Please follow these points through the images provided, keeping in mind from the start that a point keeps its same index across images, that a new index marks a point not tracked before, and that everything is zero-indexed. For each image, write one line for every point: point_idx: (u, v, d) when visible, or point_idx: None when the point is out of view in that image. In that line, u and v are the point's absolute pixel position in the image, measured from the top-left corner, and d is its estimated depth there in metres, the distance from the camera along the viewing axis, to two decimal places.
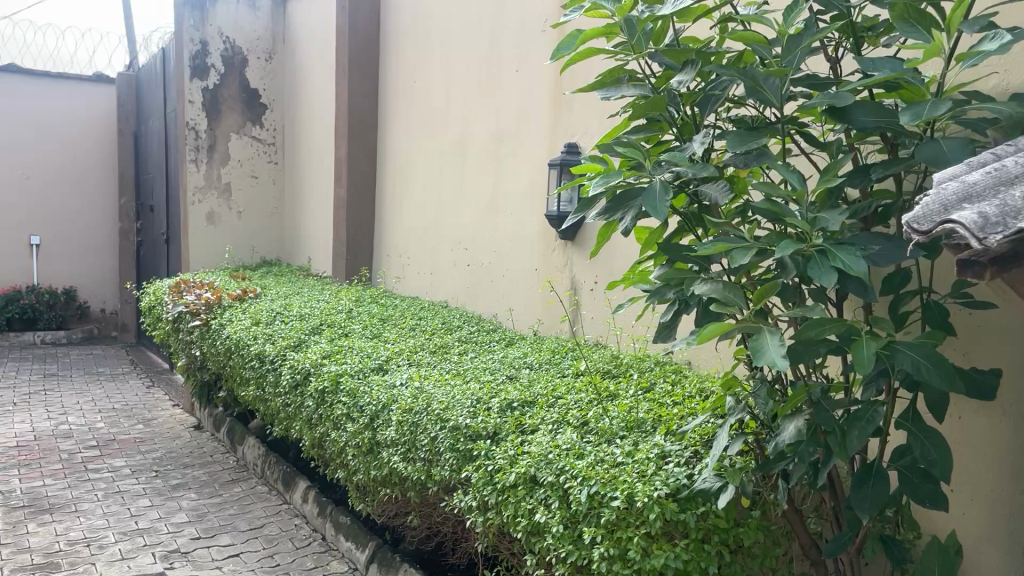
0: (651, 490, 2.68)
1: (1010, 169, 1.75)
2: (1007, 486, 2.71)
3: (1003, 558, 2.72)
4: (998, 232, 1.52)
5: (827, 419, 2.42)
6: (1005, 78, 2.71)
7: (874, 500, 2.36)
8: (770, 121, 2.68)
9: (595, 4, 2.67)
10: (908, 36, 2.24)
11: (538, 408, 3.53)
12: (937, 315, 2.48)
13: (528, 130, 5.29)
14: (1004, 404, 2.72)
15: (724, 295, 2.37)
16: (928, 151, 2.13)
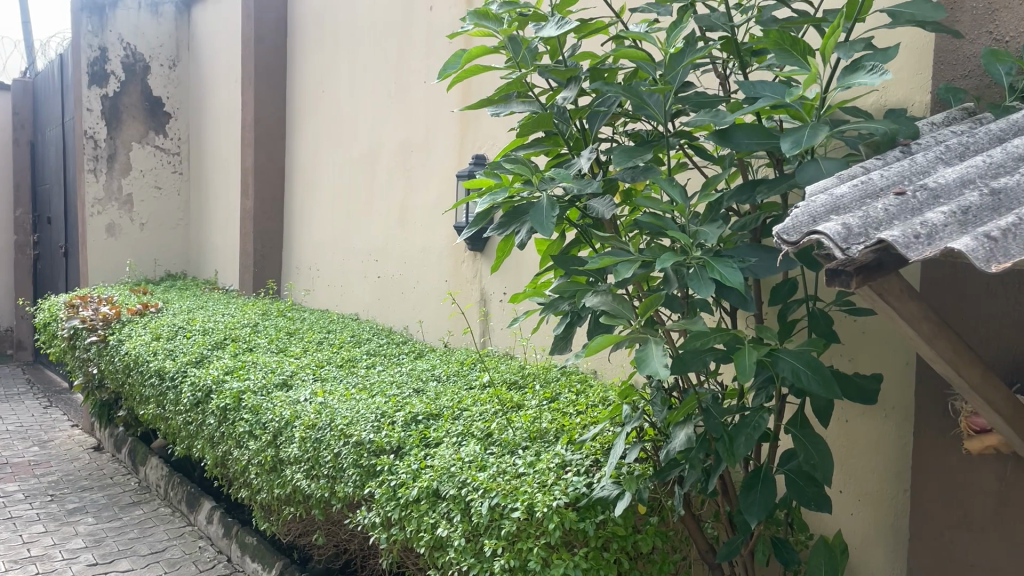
0: (551, 500, 2.69)
1: (876, 183, 1.83)
2: (890, 486, 2.83)
3: (887, 557, 2.84)
4: (859, 243, 1.59)
5: (717, 425, 2.48)
6: (882, 95, 2.84)
7: (762, 504, 2.43)
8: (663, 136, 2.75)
9: (477, 24, 2.71)
10: (786, 63, 2.28)
11: (443, 421, 3.49)
12: (822, 324, 2.57)
13: (436, 141, 5.27)
14: (886, 408, 2.84)
15: (611, 307, 2.43)
16: (810, 174, 2.19)
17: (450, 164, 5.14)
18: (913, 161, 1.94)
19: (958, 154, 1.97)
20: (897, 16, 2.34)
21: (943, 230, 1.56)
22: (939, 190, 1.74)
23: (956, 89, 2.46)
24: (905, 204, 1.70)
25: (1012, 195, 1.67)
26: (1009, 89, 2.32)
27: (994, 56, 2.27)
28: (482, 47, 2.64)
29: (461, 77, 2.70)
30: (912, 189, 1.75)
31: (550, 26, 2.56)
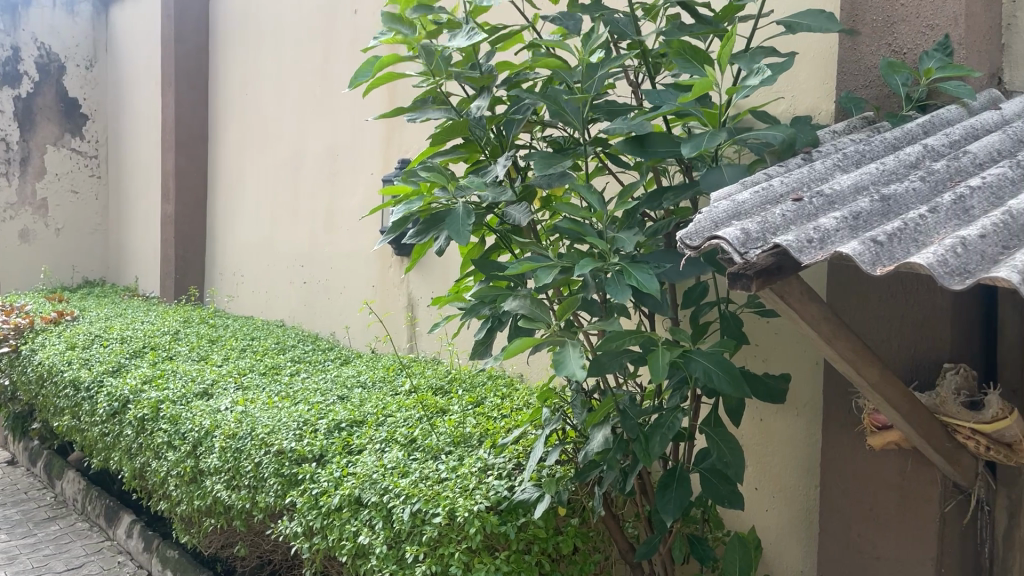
0: (472, 504, 2.69)
1: (776, 190, 1.89)
2: (802, 482, 2.93)
3: (801, 550, 2.94)
4: (757, 248, 1.64)
5: (632, 426, 2.52)
6: (792, 103, 2.94)
7: (677, 503, 2.48)
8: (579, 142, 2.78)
9: (390, 30, 2.67)
10: (687, 71, 2.36)
11: (367, 428, 3.46)
12: (733, 326, 2.64)
13: (362, 145, 5.23)
14: (797, 407, 2.94)
15: (530, 310, 2.46)
16: (713, 179, 2.25)
17: (376, 168, 5.11)
18: (812, 168, 2.01)
19: (855, 161, 2.05)
20: (793, 28, 2.44)
21: (834, 235, 1.62)
22: (834, 196, 1.80)
23: (857, 98, 2.56)
24: (802, 209, 1.76)
25: (900, 201, 1.74)
26: (905, 98, 2.43)
27: (891, 68, 2.39)
28: (394, 57, 2.60)
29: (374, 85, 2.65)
30: (809, 195, 1.81)
31: (459, 37, 2.52)
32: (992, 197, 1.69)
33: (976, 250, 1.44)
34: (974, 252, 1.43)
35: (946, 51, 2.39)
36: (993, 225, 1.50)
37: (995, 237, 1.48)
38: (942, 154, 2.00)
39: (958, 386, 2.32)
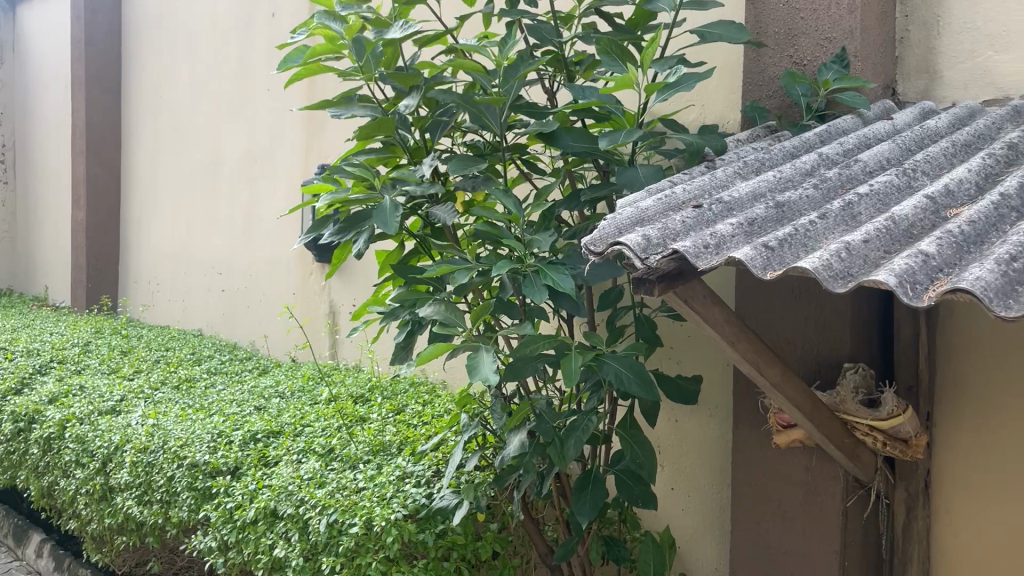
0: (389, 513, 2.67)
1: (678, 197, 1.94)
2: (716, 480, 3.01)
3: (715, 547, 3.02)
4: (657, 253, 1.68)
5: (547, 429, 2.52)
6: (702, 112, 3.02)
7: (592, 504, 2.50)
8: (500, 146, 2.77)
9: (322, 24, 2.57)
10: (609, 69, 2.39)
11: (284, 439, 3.40)
12: (647, 329, 2.69)
13: (281, 150, 5.14)
14: (710, 407, 3.02)
15: (444, 316, 2.41)
16: (628, 177, 2.29)
17: (295, 173, 5.03)
18: (714, 175, 2.06)
19: (755, 169, 2.12)
20: (705, 37, 2.49)
21: (730, 240, 1.67)
22: (733, 203, 1.86)
23: (760, 106, 2.63)
24: (702, 216, 1.81)
25: (794, 207, 1.80)
26: (805, 108, 2.51)
27: (791, 77, 2.49)
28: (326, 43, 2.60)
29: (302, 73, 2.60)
30: (708, 202, 1.86)
31: (398, 28, 2.49)
32: (878, 203, 1.77)
33: (859, 254, 1.50)
34: (857, 256, 1.49)
35: (843, 63, 2.47)
36: (876, 231, 1.57)
37: (878, 242, 1.54)
38: (836, 162, 2.08)
39: (857, 384, 2.41)
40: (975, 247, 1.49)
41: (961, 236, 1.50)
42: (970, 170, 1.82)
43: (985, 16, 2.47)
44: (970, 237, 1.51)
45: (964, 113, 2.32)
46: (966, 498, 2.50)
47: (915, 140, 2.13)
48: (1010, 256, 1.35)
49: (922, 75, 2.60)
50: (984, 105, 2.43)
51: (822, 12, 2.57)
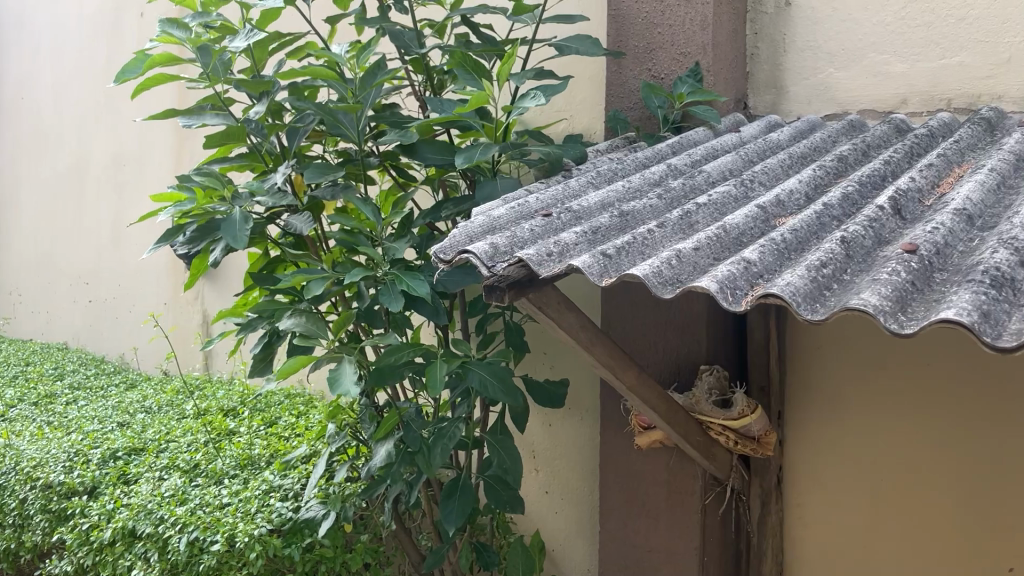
0: (253, 529, 2.59)
1: (530, 206, 1.97)
2: (587, 483, 3.08)
3: (587, 550, 3.09)
4: (503, 261, 1.69)
5: (415, 439, 2.45)
6: (570, 123, 3.07)
7: (460, 512, 2.46)
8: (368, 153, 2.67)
9: (164, 33, 2.50)
10: (463, 82, 2.31)
11: (146, 455, 3.27)
12: (517, 334, 2.71)
13: (150, 156, 4.95)
14: (582, 411, 3.09)
15: (306, 327, 2.33)
16: (487, 190, 2.30)
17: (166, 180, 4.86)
18: (567, 185, 2.11)
19: (607, 179, 2.18)
20: (563, 50, 2.48)
21: (573, 249, 1.71)
22: (581, 212, 1.91)
23: (621, 117, 2.70)
24: (549, 224, 1.85)
25: (638, 216, 1.87)
26: (662, 120, 2.59)
27: (649, 89, 2.55)
28: (167, 55, 2.41)
29: (144, 84, 2.45)
30: (558, 211, 1.90)
31: (240, 35, 2.45)
32: (715, 213, 1.85)
33: (689, 262, 1.57)
34: (686, 264, 1.56)
35: (696, 76, 2.57)
36: (707, 239, 1.64)
37: (708, 250, 1.61)
38: (683, 173, 2.16)
39: (711, 386, 2.50)
40: (795, 254, 1.57)
41: (783, 243, 1.59)
42: (800, 181, 1.92)
43: (826, 35, 2.61)
44: (791, 245, 1.59)
45: (805, 126, 2.45)
46: (815, 492, 2.64)
47: (757, 151, 2.23)
48: (820, 262, 1.43)
49: (770, 90, 2.74)
50: (824, 120, 2.58)
51: (677, 28, 2.65)
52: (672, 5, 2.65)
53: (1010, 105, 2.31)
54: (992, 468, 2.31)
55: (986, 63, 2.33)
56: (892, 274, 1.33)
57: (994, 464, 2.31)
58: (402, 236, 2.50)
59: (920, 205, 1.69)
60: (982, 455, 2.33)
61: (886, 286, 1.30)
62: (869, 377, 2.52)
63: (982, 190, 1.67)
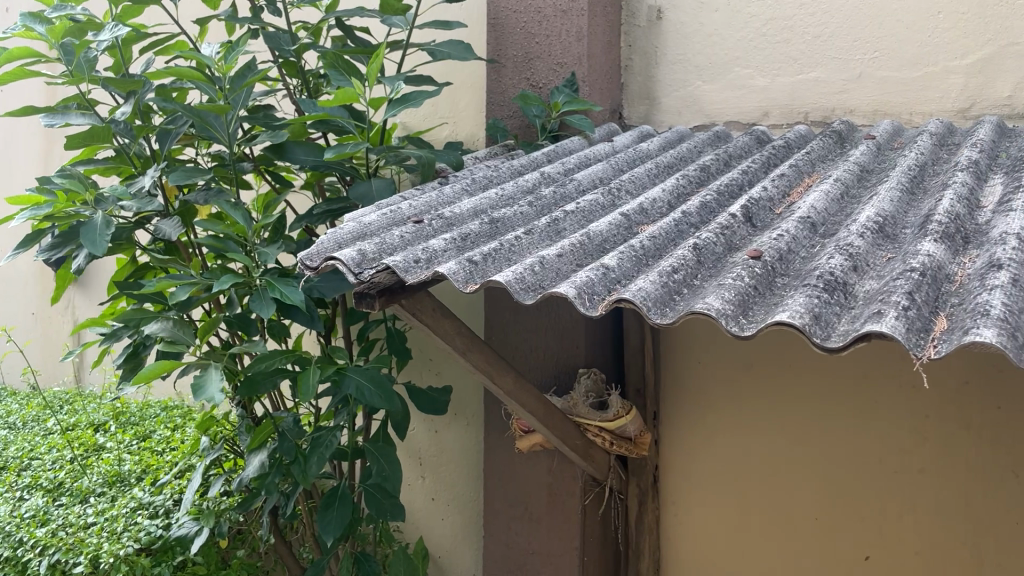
0: (119, 548, 2.50)
1: (402, 212, 1.97)
2: (473, 488, 3.10)
3: (473, 555, 3.10)
4: (372, 268, 1.68)
5: (289, 448, 2.35)
6: (452, 130, 3.08)
7: (338, 522, 2.41)
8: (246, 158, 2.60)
9: (24, 26, 2.38)
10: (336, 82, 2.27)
11: (6, 475, 3.09)
12: (397, 341, 2.68)
13: (15, 159, 4.69)
14: (467, 416, 3.10)
15: (172, 333, 2.26)
16: (360, 191, 2.26)
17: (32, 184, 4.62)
18: (441, 192, 2.11)
19: (482, 186, 2.20)
20: (434, 54, 2.47)
21: (441, 255, 1.71)
22: (453, 218, 1.92)
23: (500, 125, 2.73)
24: (420, 231, 1.85)
25: (507, 223, 1.90)
26: (540, 129, 2.62)
27: (524, 101, 2.56)
28: (25, 49, 2.29)
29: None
30: (429, 218, 1.90)
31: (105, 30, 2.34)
32: (582, 220, 1.89)
33: (552, 268, 1.61)
34: (549, 269, 1.60)
35: (573, 87, 2.61)
36: (570, 246, 1.69)
37: (571, 256, 1.66)
38: (555, 181, 2.21)
39: (588, 389, 2.55)
40: (652, 260, 1.63)
41: (641, 250, 1.64)
42: (664, 191, 1.99)
43: (695, 49, 2.71)
44: (649, 251, 1.65)
45: (674, 137, 2.54)
46: (688, 489, 2.73)
47: (626, 161, 2.30)
48: (672, 269, 1.49)
49: (643, 101, 2.82)
50: (693, 130, 2.69)
51: (554, 39, 2.68)
52: (550, 15, 2.69)
53: (859, 118, 2.47)
54: (847, 459, 2.46)
55: (838, 78, 2.48)
56: (737, 279, 1.40)
57: (849, 456, 2.46)
58: (274, 241, 2.45)
59: (770, 213, 1.78)
60: (839, 449, 2.47)
61: (729, 290, 1.36)
62: (737, 378, 2.62)
63: (826, 199, 1.77)
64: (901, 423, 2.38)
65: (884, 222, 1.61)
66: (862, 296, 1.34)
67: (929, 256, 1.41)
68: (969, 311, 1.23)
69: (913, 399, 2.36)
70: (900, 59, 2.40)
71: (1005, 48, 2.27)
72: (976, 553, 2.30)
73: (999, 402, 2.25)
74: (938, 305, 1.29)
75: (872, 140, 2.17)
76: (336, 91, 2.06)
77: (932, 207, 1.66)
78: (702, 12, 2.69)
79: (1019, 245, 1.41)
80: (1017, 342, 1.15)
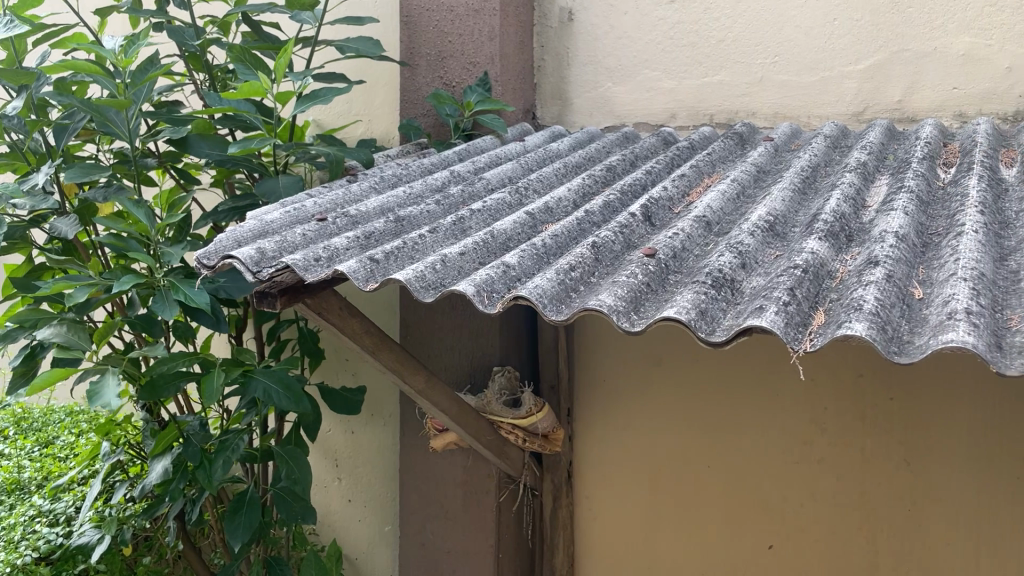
0: (15, 558, 2.42)
1: (306, 210, 1.94)
2: (389, 489, 3.08)
3: (390, 556, 3.08)
4: (270, 267, 1.66)
5: (194, 452, 2.30)
6: (367, 128, 3.05)
7: (246, 526, 2.36)
8: (153, 154, 2.55)
9: None
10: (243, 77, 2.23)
11: None
12: (309, 342, 2.66)
13: None
14: (382, 417, 3.08)
15: (66, 339, 2.19)
16: (268, 187, 2.23)
17: None
18: (348, 190, 2.10)
19: (390, 184, 2.20)
20: (342, 50, 2.45)
21: (343, 253, 1.70)
22: (358, 217, 1.91)
23: (415, 125, 2.70)
24: (323, 229, 1.83)
25: (413, 222, 1.90)
26: (453, 128, 2.63)
27: (438, 100, 2.55)
28: None
29: None
30: (334, 215, 1.89)
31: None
32: (487, 219, 1.91)
33: (453, 266, 1.62)
34: (451, 268, 1.61)
35: (485, 87, 2.61)
36: (473, 245, 1.69)
37: (473, 254, 1.67)
38: (464, 179, 2.21)
39: (502, 386, 2.56)
40: (553, 259, 1.65)
41: (542, 248, 1.66)
42: (569, 190, 2.02)
43: (605, 50, 2.75)
44: (550, 249, 1.68)
45: (584, 137, 2.58)
46: (601, 484, 2.77)
47: (536, 160, 2.33)
48: (569, 266, 1.52)
49: (556, 101, 2.85)
50: (603, 130, 2.73)
51: (466, 38, 2.69)
52: (462, 14, 2.69)
53: (761, 120, 2.55)
54: (752, 450, 2.53)
55: (741, 82, 2.56)
56: (630, 277, 1.44)
57: (755, 448, 2.53)
58: (177, 241, 2.37)
59: (669, 213, 1.82)
60: (745, 441, 2.54)
61: (622, 287, 1.40)
62: (648, 374, 2.66)
63: (722, 199, 1.83)
64: (802, 415, 2.46)
65: (774, 221, 1.67)
66: (748, 292, 1.39)
67: (812, 254, 1.47)
68: (844, 306, 1.29)
69: (813, 392, 2.45)
70: (799, 64, 2.49)
71: (895, 54, 2.38)
72: (872, 539, 2.40)
73: (892, 393, 2.35)
74: (818, 300, 1.34)
75: (771, 141, 2.24)
76: (242, 84, 2.03)
77: (820, 207, 1.73)
78: (611, 14, 2.73)
79: (896, 244, 1.48)
80: (886, 335, 1.20)
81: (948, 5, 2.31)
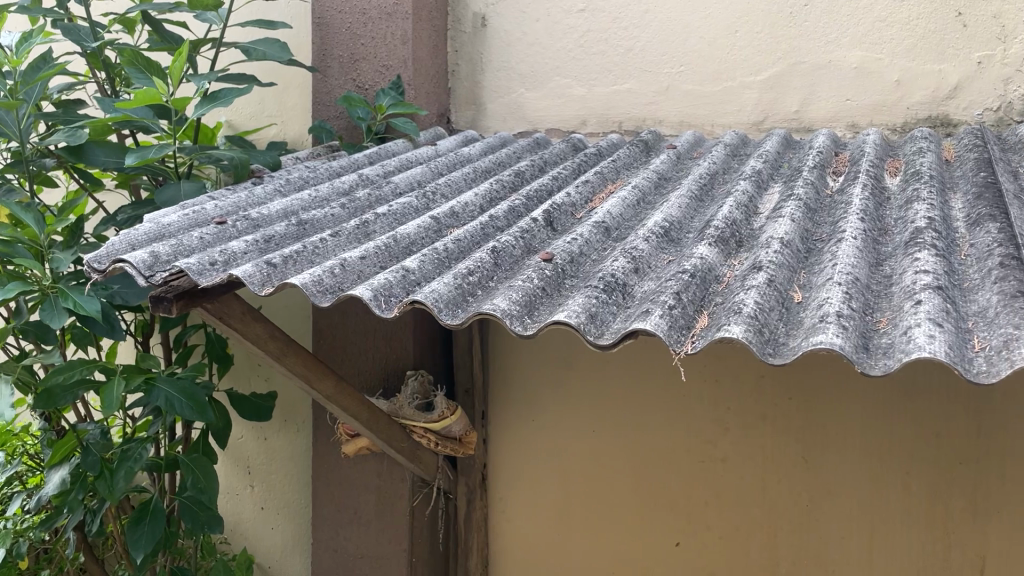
0: None
1: (207, 213, 1.91)
2: (303, 496, 3.05)
3: (304, 563, 3.05)
4: (164, 271, 1.64)
5: (93, 462, 2.23)
6: (280, 130, 3.01)
7: (150, 537, 2.30)
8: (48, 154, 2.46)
9: None
10: (135, 81, 2.19)
11: None
12: (216, 348, 2.61)
13: None
14: (296, 422, 3.04)
15: None
16: (169, 194, 2.19)
17: None
18: (252, 192, 2.08)
19: (297, 188, 2.18)
20: (247, 52, 2.42)
21: (240, 257, 1.68)
22: (260, 220, 1.89)
23: (326, 127, 2.67)
24: (223, 233, 1.81)
25: (316, 225, 1.89)
26: (367, 130, 2.60)
27: (350, 103, 2.52)
28: None
29: None
30: (234, 219, 1.86)
31: None
32: (392, 223, 1.91)
33: (352, 270, 1.61)
34: (350, 272, 1.60)
35: (399, 90, 2.60)
36: (374, 249, 1.70)
37: (374, 259, 1.67)
38: (373, 182, 2.21)
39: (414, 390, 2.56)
40: (454, 262, 1.67)
41: (444, 253, 1.68)
42: (476, 194, 2.04)
43: (518, 57, 2.78)
44: (452, 254, 1.69)
45: (496, 142, 2.61)
46: (514, 486, 2.79)
47: (446, 164, 2.34)
48: (467, 271, 1.53)
49: (469, 107, 2.86)
50: (516, 136, 2.75)
51: (379, 41, 2.68)
52: (374, 18, 2.68)
53: (667, 128, 2.61)
54: (660, 450, 2.59)
55: (649, 90, 2.62)
56: (525, 281, 1.46)
57: (662, 448, 2.59)
58: (71, 245, 2.30)
59: (570, 218, 1.86)
60: (653, 441, 2.60)
61: (516, 291, 1.42)
62: (559, 376, 2.70)
63: (622, 206, 1.87)
64: (707, 415, 2.53)
65: (669, 227, 1.72)
66: (638, 296, 1.43)
67: (701, 259, 1.52)
68: (726, 309, 1.34)
69: (717, 392, 2.52)
70: (702, 74, 2.57)
71: (791, 66, 2.47)
72: (773, 534, 2.48)
73: (791, 394, 2.44)
74: (703, 304, 1.39)
75: (674, 149, 2.30)
76: (138, 90, 1.99)
77: (714, 213, 1.79)
78: (523, 21, 2.77)
79: (780, 249, 1.54)
80: (762, 337, 1.26)
81: (841, 20, 2.41)
